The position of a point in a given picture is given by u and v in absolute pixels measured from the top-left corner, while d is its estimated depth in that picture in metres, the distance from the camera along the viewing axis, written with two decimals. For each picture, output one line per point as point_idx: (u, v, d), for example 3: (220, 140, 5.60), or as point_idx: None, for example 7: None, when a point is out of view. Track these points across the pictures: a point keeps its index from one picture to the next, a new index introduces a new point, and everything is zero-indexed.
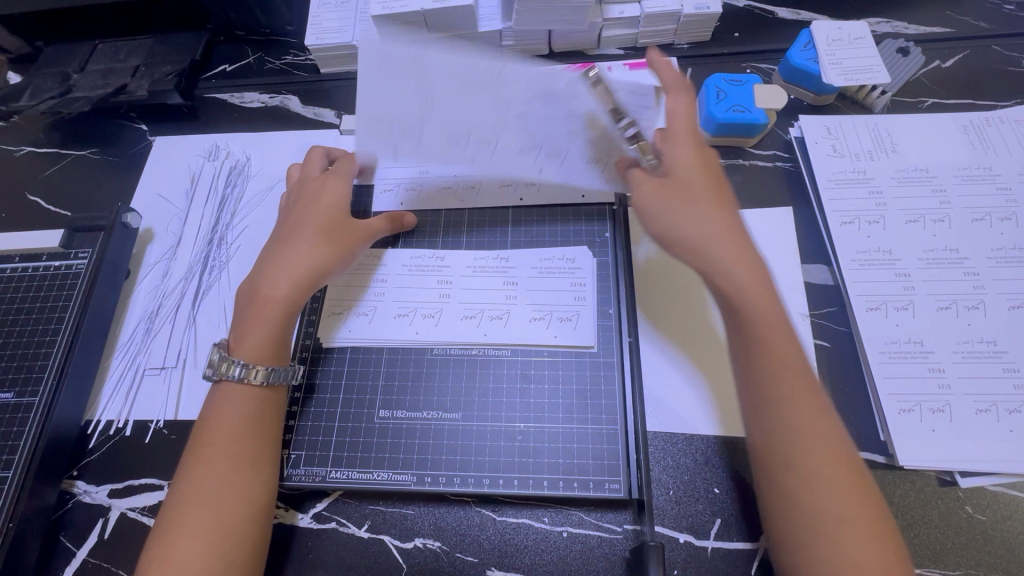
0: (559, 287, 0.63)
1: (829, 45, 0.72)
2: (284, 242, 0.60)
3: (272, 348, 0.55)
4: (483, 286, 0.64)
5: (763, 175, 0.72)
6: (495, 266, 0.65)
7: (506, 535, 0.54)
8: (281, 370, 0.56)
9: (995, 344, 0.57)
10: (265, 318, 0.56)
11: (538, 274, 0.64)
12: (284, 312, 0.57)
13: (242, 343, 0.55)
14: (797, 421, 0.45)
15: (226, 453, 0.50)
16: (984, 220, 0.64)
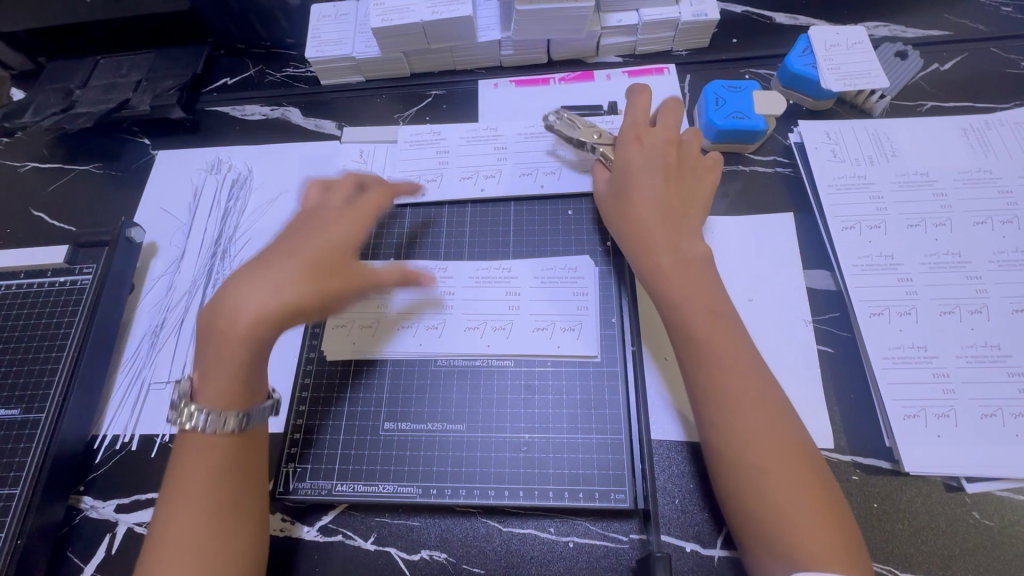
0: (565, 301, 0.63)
1: (826, 50, 0.72)
2: (254, 270, 0.53)
3: (232, 394, 0.50)
4: (489, 299, 0.64)
5: (762, 181, 0.72)
6: (500, 278, 0.65)
7: (513, 547, 0.54)
8: (244, 414, 0.51)
9: (1000, 348, 0.57)
10: (229, 360, 0.50)
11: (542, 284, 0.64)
12: (253, 355, 0.51)
13: (206, 391, 0.50)
14: (737, 418, 0.48)
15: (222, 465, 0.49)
16: (985, 224, 0.64)
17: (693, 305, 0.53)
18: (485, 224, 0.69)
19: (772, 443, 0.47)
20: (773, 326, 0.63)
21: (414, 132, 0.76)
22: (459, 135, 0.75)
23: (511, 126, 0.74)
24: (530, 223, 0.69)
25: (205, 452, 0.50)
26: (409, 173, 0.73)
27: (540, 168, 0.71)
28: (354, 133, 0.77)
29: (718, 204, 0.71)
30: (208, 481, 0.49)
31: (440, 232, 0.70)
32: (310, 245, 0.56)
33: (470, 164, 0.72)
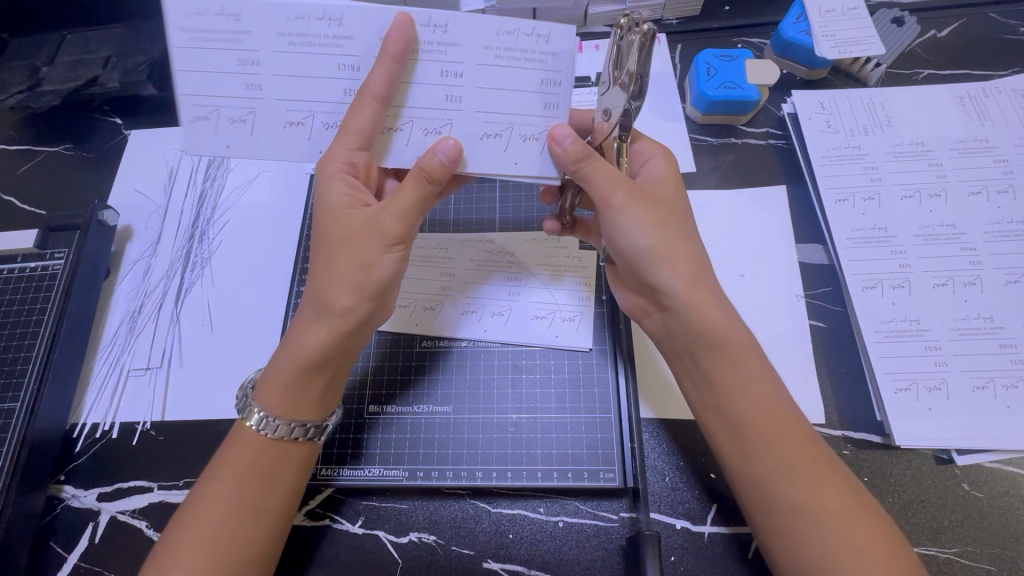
0: (508, 157, 0.49)
1: (821, 16, 0.70)
2: (320, 274, 0.49)
3: (299, 400, 0.49)
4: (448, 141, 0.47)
5: (755, 153, 0.70)
6: (439, 93, 0.48)
7: (502, 527, 0.54)
8: (308, 424, 0.49)
9: (993, 320, 0.57)
10: (295, 371, 0.48)
11: (483, 141, 0.49)
12: (316, 368, 0.48)
13: (270, 397, 0.48)
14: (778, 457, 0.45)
15: (253, 460, 0.47)
16: (980, 193, 0.62)
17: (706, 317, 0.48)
18: (470, 201, 0.68)
19: (813, 460, 0.44)
20: (764, 301, 0.62)
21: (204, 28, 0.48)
22: (274, 41, 0.48)
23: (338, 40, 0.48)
24: (517, 201, 0.67)
25: (245, 443, 0.48)
26: (202, 103, 0.50)
27: (525, 52, 0.47)
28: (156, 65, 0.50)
29: (709, 178, 0.69)
30: (224, 483, 0.46)
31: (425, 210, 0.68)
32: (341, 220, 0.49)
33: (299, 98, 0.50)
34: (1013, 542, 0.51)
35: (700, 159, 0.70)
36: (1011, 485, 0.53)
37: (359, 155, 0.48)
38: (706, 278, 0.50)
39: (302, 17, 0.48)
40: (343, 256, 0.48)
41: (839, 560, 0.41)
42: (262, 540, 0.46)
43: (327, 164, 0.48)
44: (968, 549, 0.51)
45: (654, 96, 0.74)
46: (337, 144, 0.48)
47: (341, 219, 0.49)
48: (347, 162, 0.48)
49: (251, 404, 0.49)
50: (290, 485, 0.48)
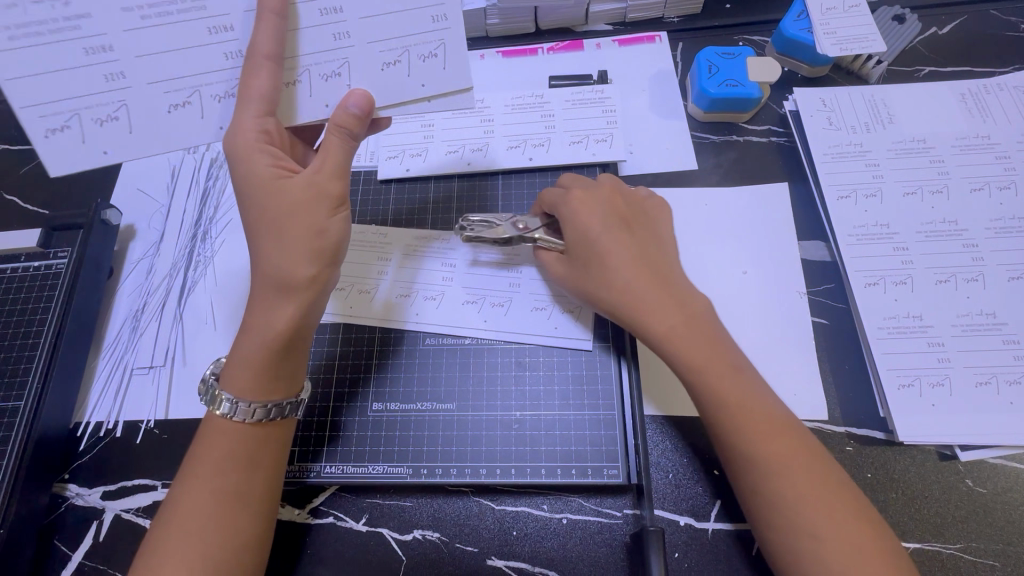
0: (415, 81, 0.52)
1: (823, 14, 0.70)
2: (270, 252, 0.48)
3: (270, 382, 0.48)
4: (352, 92, 0.50)
5: (757, 151, 0.70)
6: (326, 34, 0.49)
7: (506, 525, 0.54)
8: (283, 403, 0.49)
9: (995, 316, 0.57)
10: (262, 353, 0.48)
11: (385, 70, 0.51)
12: (284, 346, 0.49)
13: (237, 380, 0.48)
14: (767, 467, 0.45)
15: (231, 449, 0.47)
16: (982, 190, 0.62)
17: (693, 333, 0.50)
18: (472, 199, 0.68)
19: (784, 446, 0.45)
20: (767, 298, 0.62)
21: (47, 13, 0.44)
22: (121, 23, 0.46)
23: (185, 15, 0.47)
24: (520, 198, 0.67)
25: (219, 432, 0.48)
26: (55, 108, 0.46)
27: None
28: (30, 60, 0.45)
29: (711, 175, 0.69)
30: (211, 474, 0.46)
31: (427, 208, 0.68)
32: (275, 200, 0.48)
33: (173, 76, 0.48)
34: (1017, 537, 0.51)
35: (702, 157, 0.70)
36: (1014, 481, 0.53)
37: (269, 121, 0.48)
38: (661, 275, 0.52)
39: (137, 6, 0.46)
40: (291, 231, 0.48)
41: (822, 539, 0.42)
42: (249, 526, 0.46)
43: (237, 134, 0.47)
44: (972, 545, 0.51)
45: (656, 93, 0.74)
46: (242, 112, 0.47)
47: (277, 190, 0.48)
48: (259, 128, 0.47)
49: (218, 394, 0.48)
50: (269, 470, 0.48)
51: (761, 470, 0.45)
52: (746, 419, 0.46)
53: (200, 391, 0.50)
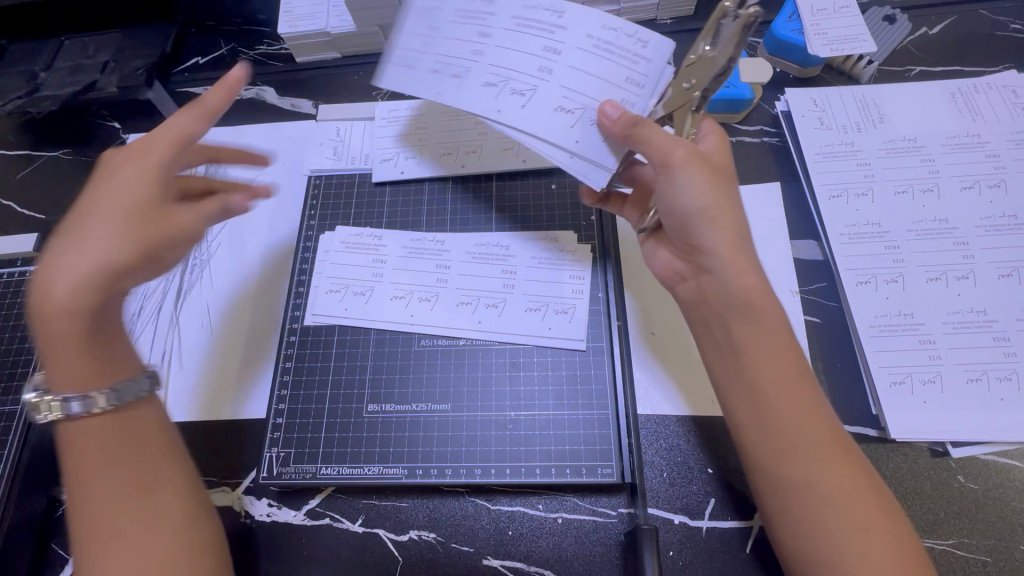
0: (572, 135, 0.52)
1: (812, 15, 0.71)
2: (66, 256, 0.45)
3: (87, 373, 0.46)
4: (603, 102, 0.51)
5: (750, 151, 0.71)
6: (535, 65, 0.53)
7: (502, 524, 0.54)
8: (137, 383, 0.48)
9: (986, 314, 0.57)
10: (62, 345, 0.45)
11: (554, 115, 0.52)
12: (96, 339, 0.46)
13: (62, 376, 0.45)
14: (814, 458, 0.44)
15: (95, 453, 0.45)
16: (973, 188, 0.63)
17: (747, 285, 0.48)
18: (467, 200, 0.68)
19: (822, 442, 0.44)
20: None
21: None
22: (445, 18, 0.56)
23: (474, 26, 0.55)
24: (514, 199, 0.68)
25: (77, 440, 0.45)
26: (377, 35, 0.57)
27: (626, 53, 0.52)
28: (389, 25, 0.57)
29: None
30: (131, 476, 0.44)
31: (422, 210, 0.68)
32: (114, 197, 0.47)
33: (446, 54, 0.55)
34: (1009, 533, 0.51)
35: None
36: (1006, 477, 0.53)
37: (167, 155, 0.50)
38: (747, 242, 0.50)
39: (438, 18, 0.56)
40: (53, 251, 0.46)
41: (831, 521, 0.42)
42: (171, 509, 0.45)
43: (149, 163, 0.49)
44: (964, 541, 0.51)
45: None
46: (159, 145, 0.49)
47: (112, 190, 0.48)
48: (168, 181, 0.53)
49: (42, 401, 0.45)
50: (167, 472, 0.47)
51: (800, 463, 0.44)
52: (781, 413, 0.45)
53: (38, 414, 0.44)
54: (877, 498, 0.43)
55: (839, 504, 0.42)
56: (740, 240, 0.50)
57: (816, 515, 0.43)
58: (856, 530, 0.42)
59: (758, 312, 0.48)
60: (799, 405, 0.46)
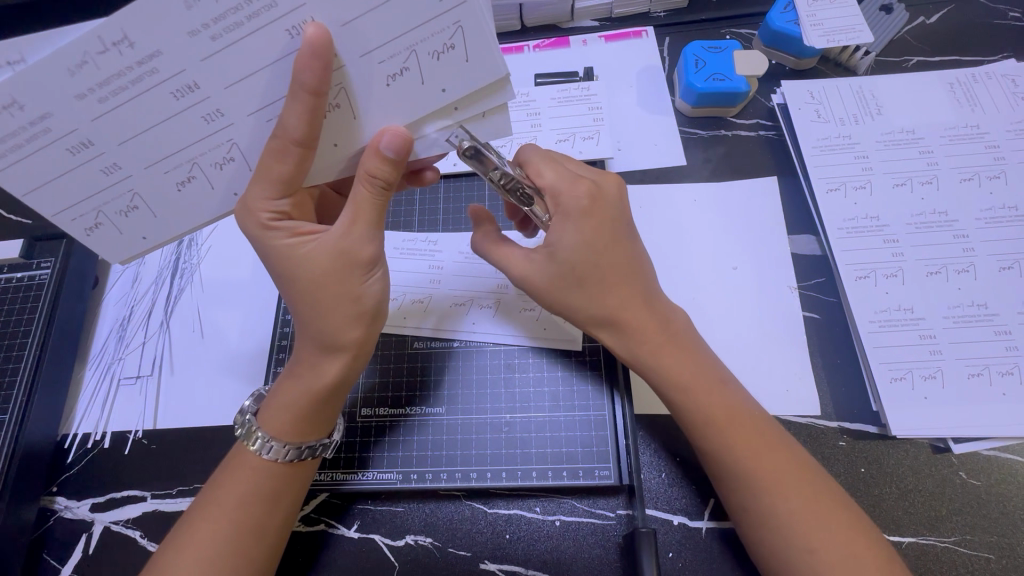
0: (432, 87, 0.42)
1: (809, 6, 0.69)
2: (317, 319, 0.47)
3: (310, 424, 0.48)
4: (388, 131, 0.43)
5: (746, 145, 0.70)
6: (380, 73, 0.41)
7: (499, 527, 0.53)
8: (315, 444, 0.49)
9: (986, 307, 0.56)
10: (305, 401, 0.48)
11: (395, 85, 0.42)
12: (330, 396, 0.49)
13: (279, 424, 0.48)
14: (744, 482, 0.45)
15: (258, 485, 0.47)
16: (971, 179, 0.62)
17: (641, 337, 0.50)
18: (460, 199, 0.67)
19: (756, 471, 0.45)
20: (758, 294, 0.61)
21: (97, 49, 0.36)
22: (138, 108, 0.40)
23: (146, 82, 0.38)
24: None
25: (246, 467, 0.47)
26: (111, 201, 0.44)
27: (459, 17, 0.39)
28: (65, 186, 0.42)
29: (700, 171, 0.69)
30: (234, 500, 0.46)
31: (414, 209, 0.67)
32: (300, 270, 0.47)
33: (192, 131, 0.42)
34: (1012, 530, 0.51)
35: (691, 152, 0.70)
36: (1007, 473, 0.53)
37: (282, 202, 0.46)
38: (637, 281, 0.51)
39: (88, 89, 0.38)
40: (327, 302, 0.46)
41: (782, 543, 0.43)
42: (264, 557, 0.46)
43: (249, 217, 0.45)
44: (967, 538, 0.51)
45: (644, 89, 0.73)
46: (256, 190, 0.44)
47: (300, 257, 0.46)
48: (272, 211, 0.46)
49: (253, 430, 0.48)
50: (291, 502, 0.48)
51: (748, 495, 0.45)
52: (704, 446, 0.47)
53: (237, 424, 0.49)
54: (829, 508, 0.43)
55: (782, 520, 0.43)
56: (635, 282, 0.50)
57: (763, 530, 0.44)
58: (803, 551, 0.42)
59: (655, 360, 0.49)
60: (719, 433, 0.47)
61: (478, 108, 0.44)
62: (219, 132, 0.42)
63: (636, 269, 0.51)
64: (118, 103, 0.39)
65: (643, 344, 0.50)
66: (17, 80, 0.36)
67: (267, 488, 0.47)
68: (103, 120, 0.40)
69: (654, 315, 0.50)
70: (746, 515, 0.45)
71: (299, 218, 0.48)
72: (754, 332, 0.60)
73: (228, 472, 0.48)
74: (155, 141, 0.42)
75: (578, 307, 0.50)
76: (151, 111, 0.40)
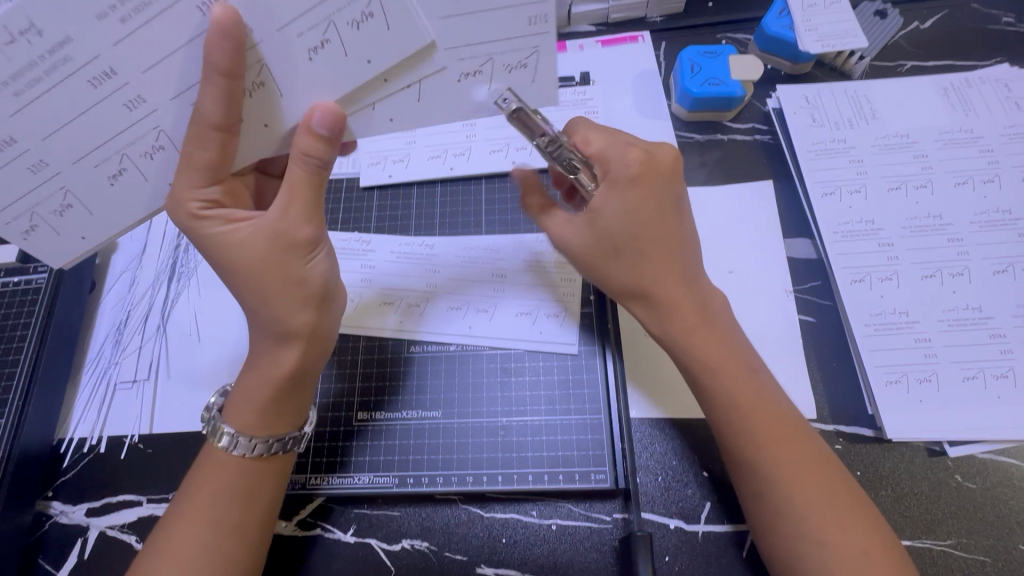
0: (356, 58, 0.42)
1: (804, 11, 0.70)
2: (264, 302, 0.47)
3: (273, 417, 0.48)
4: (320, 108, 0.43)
5: (742, 149, 0.70)
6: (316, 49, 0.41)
7: (495, 532, 0.53)
8: (285, 438, 0.49)
9: (981, 310, 0.57)
10: (267, 392, 0.48)
11: (318, 60, 0.42)
12: (292, 386, 0.49)
13: (243, 418, 0.48)
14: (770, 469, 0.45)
15: (232, 481, 0.47)
16: (966, 183, 0.62)
17: (682, 317, 0.50)
18: (457, 203, 0.67)
19: (786, 457, 0.45)
20: (754, 297, 0.61)
21: (7, 40, 0.37)
22: (8, 106, 0.39)
23: (58, 73, 0.39)
24: (504, 202, 0.67)
25: (219, 464, 0.47)
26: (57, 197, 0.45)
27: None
28: (8, 182, 0.43)
29: (696, 175, 0.69)
30: (210, 496, 0.46)
31: (411, 214, 0.67)
32: (247, 256, 0.47)
33: (57, 129, 0.41)
34: (1008, 533, 0.51)
35: (687, 156, 0.70)
36: (1003, 476, 0.53)
37: (212, 189, 0.46)
38: (688, 266, 0.51)
39: (7, 81, 0.38)
40: (268, 285, 0.46)
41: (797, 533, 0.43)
42: (246, 552, 0.46)
43: (178, 207, 0.46)
44: (963, 541, 0.51)
45: (640, 93, 0.74)
46: (183, 180, 0.45)
47: (233, 243, 0.47)
48: (201, 200, 0.46)
49: (219, 427, 0.48)
50: (269, 502, 0.48)
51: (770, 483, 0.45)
52: (735, 432, 0.47)
53: (202, 422, 0.49)
54: (846, 505, 0.43)
55: (798, 511, 0.43)
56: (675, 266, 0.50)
57: (780, 519, 0.44)
58: (814, 542, 0.42)
59: (694, 339, 0.49)
60: (748, 416, 0.47)
61: (409, 79, 0.44)
62: (142, 121, 0.43)
63: (691, 256, 0.52)
64: (37, 93, 0.39)
65: (684, 321, 0.50)
66: None
67: (241, 482, 0.47)
68: (25, 113, 0.40)
69: (693, 298, 0.51)
70: (764, 506, 0.45)
71: (232, 206, 0.48)
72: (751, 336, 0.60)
73: (201, 470, 0.48)
74: (83, 133, 0.42)
75: (617, 279, 0.51)
76: (72, 101, 0.40)
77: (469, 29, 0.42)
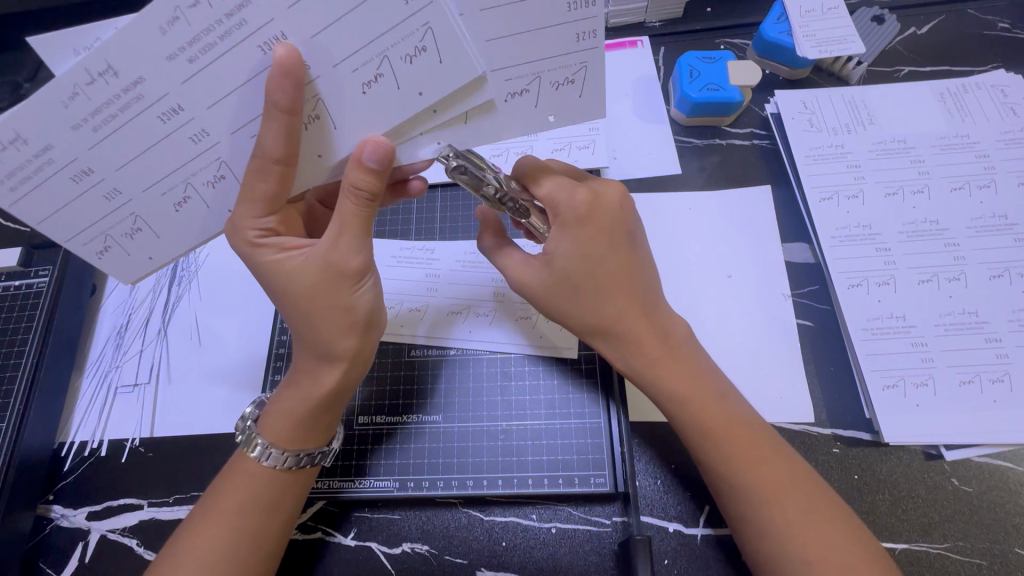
0: (408, 91, 0.41)
1: (802, 17, 0.70)
2: (308, 326, 0.47)
3: (306, 433, 0.48)
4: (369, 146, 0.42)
5: (741, 154, 0.71)
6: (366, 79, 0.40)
7: (495, 535, 0.54)
8: (314, 452, 0.49)
9: (977, 315, 0.57)
10: (304, 409, 0.48)
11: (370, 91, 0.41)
12: (328, 405, 0.49)
13: (277, 431, 0.48)
14: (746, 490, 0.45)
15: (255, 490, 0.47)
16: (962, 189, 0.63)
17: (645, 350, 0.50)
18: (457, 207, 0.68)
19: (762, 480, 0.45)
20: (752, 302, 0.62)
21: (85, 80, 0.38)
22: (83, 140, 0.40)
23: (130, 110, 0.39)
24: None
25: (245, 473, 0.48)
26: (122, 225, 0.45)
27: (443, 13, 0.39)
28: (78, 213, 0.43)
29: (695, 179, 0.69)
30: (233, 504, 0.46)
31: (412, 217, 0.67)
32: (297, 284, 0.47)
33: (126, 159, 0.42)
34: (1003, 536, 0.51)
35: (686, 161, 0.70)
36: (998, 479, 0.53)
37: (269, 219, 0.46)
38: (643, 291, 0.51)
39: (82, 119, 0.39)
40: (319, 313, 0.47)
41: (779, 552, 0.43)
42: (259, 563, 0.46)
43: (238, 235, 0.46)
44: (959, 545, 0.51)
45: (640, 98, 0.74)
46: (241, 209, 0.45)
47: (287, 272, 0.47)
48: (259, 228, 0.46)
49: (253, 437, 0.48)
50: (289, 513, 0.48)
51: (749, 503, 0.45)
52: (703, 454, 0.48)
53: (238, 431, 0.50)
54: (832, 518, 0.44)
55: (780, 531, 0.43)
56: (635, 292, 0.50)
57: (756, 537, 0.45)
58: (802, 562, 0.42)
59: (654, 370, 0.50)
60: (720, 441, 0.47)
61: (459, 110, 0.43)
62: (206, 151, 0.43)
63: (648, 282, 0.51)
64: (112, 130, 0.40)
65: (645, 351, 0.50)
66: (19, 113, 0.38)
67: (264, 492, 0.47)
68: (101, 147, 0.41)
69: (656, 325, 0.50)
70: (744, 523, 0.45)
71: (287, 233, 0.49)
72: (749, 340, 0.60)
73: (226, 478, 0.48)
74: (153, 164, 0.42)
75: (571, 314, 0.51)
76: (143, 135, 0.41)
77: (514, 50, 0.41)
